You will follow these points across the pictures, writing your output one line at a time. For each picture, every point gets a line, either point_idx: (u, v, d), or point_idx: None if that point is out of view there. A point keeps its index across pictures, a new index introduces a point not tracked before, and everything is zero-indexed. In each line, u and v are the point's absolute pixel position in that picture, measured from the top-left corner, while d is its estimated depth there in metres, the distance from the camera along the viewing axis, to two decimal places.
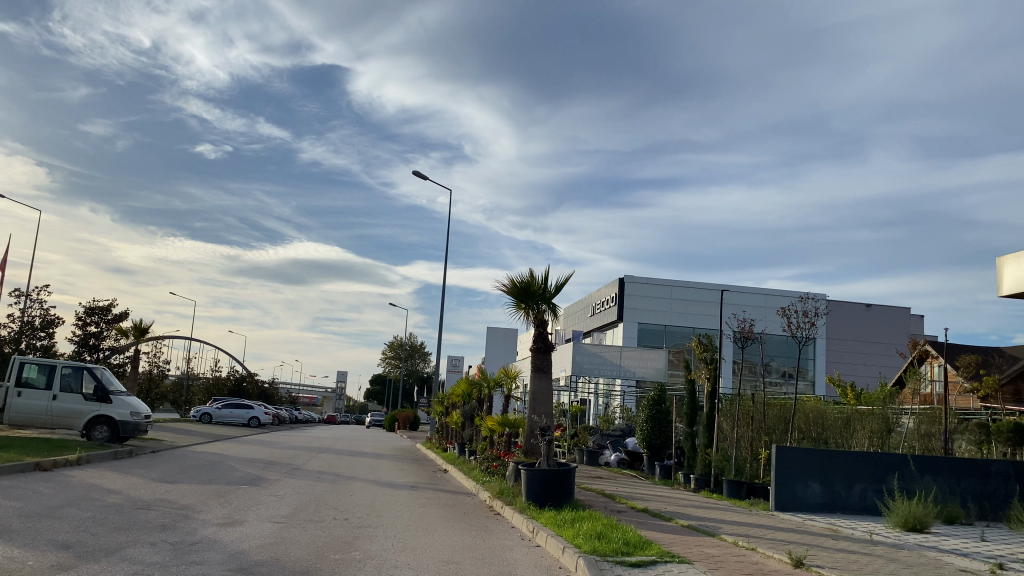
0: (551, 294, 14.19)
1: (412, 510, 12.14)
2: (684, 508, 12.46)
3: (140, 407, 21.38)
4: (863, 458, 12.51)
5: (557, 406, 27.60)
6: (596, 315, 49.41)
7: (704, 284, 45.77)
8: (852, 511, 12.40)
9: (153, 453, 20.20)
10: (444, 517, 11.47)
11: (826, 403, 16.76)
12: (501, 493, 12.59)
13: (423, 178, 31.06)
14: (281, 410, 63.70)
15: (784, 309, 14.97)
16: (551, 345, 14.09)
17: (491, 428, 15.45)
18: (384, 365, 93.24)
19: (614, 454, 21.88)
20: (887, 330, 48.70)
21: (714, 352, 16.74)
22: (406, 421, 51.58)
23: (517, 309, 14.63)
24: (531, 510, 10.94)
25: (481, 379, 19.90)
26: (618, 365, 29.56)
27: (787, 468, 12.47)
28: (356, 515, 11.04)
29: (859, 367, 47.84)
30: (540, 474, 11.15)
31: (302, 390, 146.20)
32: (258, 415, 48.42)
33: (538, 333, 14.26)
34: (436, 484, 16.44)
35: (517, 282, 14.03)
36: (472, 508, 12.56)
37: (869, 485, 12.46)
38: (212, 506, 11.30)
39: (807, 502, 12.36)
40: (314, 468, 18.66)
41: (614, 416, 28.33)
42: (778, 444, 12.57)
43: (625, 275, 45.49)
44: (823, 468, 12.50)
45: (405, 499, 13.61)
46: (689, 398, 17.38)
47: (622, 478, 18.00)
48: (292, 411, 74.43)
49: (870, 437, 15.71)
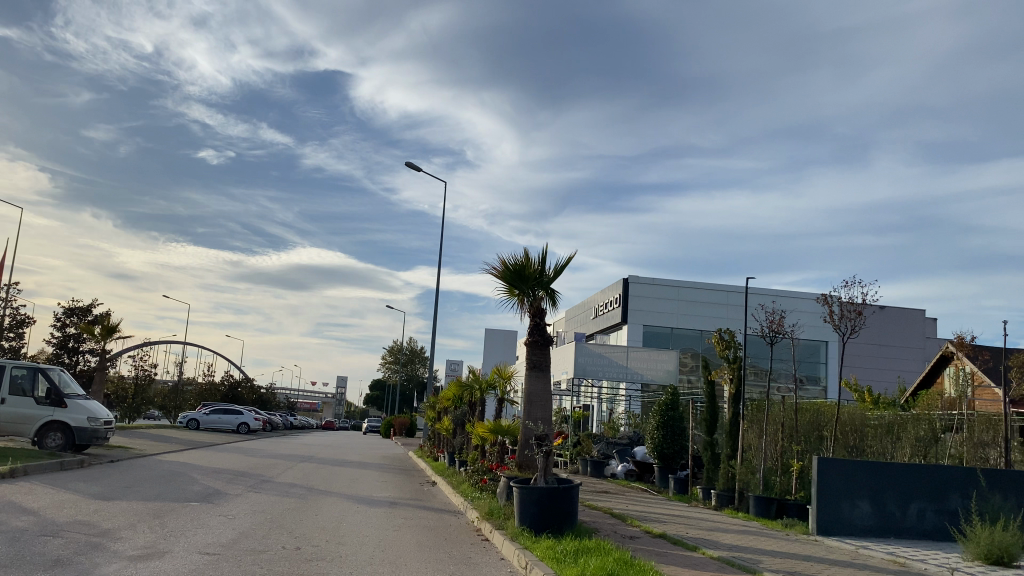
0: (550, 277, 11.96)
1: (383, 534, 10.18)
2: (709, 532, 10.48)
3: (100, 412, 19.40)
4: (920, 472, 10.55)
5: (559, 411, 25.61)
6: (600, 317, 47.39)
7: (712, 285, 43.82)
8: (908, 536, 10.42)
9: (110, 462, 18.20)
10: (421, 545, 9.54)
11: (864, 409, 14.82)
12: (491, 514, 10.65)
13: (415, 168, 29.47)
14: (274, 416, 61.76)
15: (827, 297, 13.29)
16: (550, 339, 12.06)
17: (482, 435, 13.51)
18: (383, 369, 91.13)
19: (621, 465, 19.95)
20: (904, 334, 46.67)
21: (738, 350, 14.89)
22: (402, 427, 49.66)
23: (509, 296, 12.48)
24: (525, 537, 8.98)
25: (473, 381, 17.92)
26: (625, 367, 27.57)
27: (831, 484, 10.47)
28: (311, 543, 9.08)
29: (875, 371, 45.89)
30: (536, 493, 9.17)
31: (301, 395, 144.07)
32: (247, 421, 46.35)
33: (534, 324, 12.18)
34: (419, 499, 14.43)
35: (509, 265, 11.84)
36: (458, 532, 10.62)
37: (928, 505, 10.48)
38: (139, 532, 9.33)
39: (855, 526, 10.36)
40: (286, 480, 16.66)
41: (619, 422, 26.34)
42: (819, 456, 10.57)
43: (630, 276, 43.56)
44: (874, 484, 10.52)
45: (380, 519, 11.62)
46: (708, 403, 15.47)
47: (631, 493, 16.01)
48: (287, 416, 72.42)
49: (916, 448, 13.91)
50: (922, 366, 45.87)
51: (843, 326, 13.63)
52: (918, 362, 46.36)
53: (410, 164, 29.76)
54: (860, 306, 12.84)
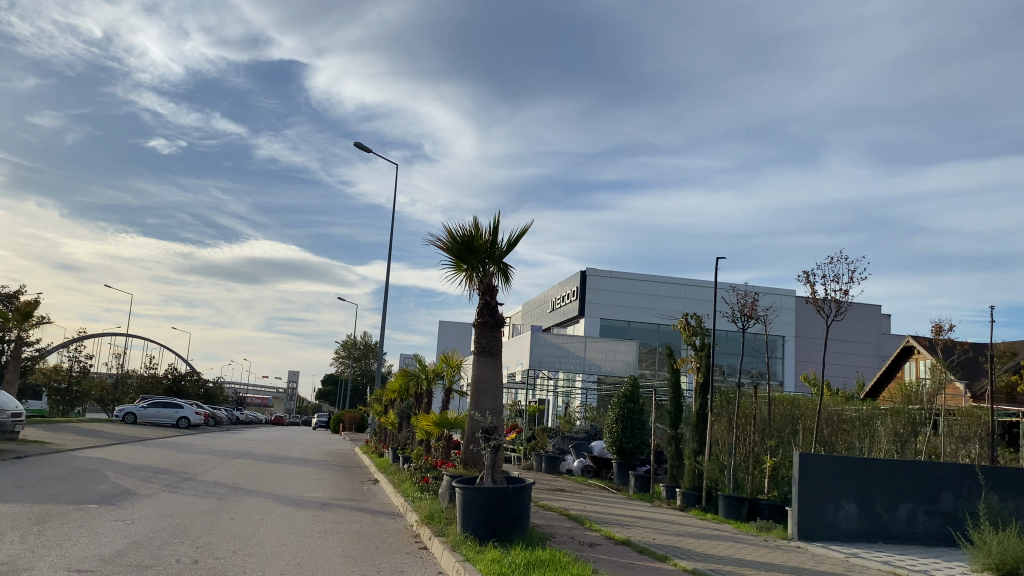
0: (503, 250, 10.57)
1: (306, 542, 8.79)
2: (678, 536, 9.30)
3: (6, 403, 17.56)
4: (909, 469, 9.50)
5: (513, 404, 24.35)
6: (556, 311, 46.21)
7: (670, 278, 42.93)
8: (897, 541, 9.36)
9: (16, 460, 16.39)
10: (346, 557, 8.14)
11: (840, 402, 13.85)
12: (432, 517, 9.32)
13: (360, 147, 27.79)
14: (218, 410, 59.39)
15: (808, 277, 12.32)
16: (501, 320, 10.73)
17: (425, 428, 12.15)
18: (336, 364, 88.93)
19: (578, 460, 18.82)
20: (860, 329, 46.40)
21: (705, 337, 13.83)
22: (352, 423, 47.99)
23: (457, 271, 11.00)
24: (467, 546, 7.67)
25: (419, 370, 16.49)
26: (583, 358, 26.36)
27: (814, 482, 9.35)
28: (211, 555, 7.65)
29: (832, 367, 45.51)
30: (480, 496, 7.85)
31: (252, 390, 141.01)
32: (187, 415, 44.21)
33: (485, 302, 10.77)
34: (354, 500, 13.04)
35: (456, 235, 10.38)
36: (395, 539, 9.31)
37: (919, 506, 9.45)
38: (4, 542, 7.79)
39: (840, 529, 9.27)
40: (209, 479, 15.08)
41: (575, 415, 25.19)
42: (801, 450, 9.42)
43: (587, 268, 42.48)
44: (858, 483, 9.43)
45: (306, 523, 10.23)
46: (672, 394, 14.31)
47: (589, 491, 14.78)
48: (234, 411, 69.94)
49: (894, 441, 13.10)
50: (878, 362, 45.63)
51: (825, 309, 12.58)
52: (874, 358, 46.12)
53: (357, 142, 28.11)
54: (846, 287, 11.86)
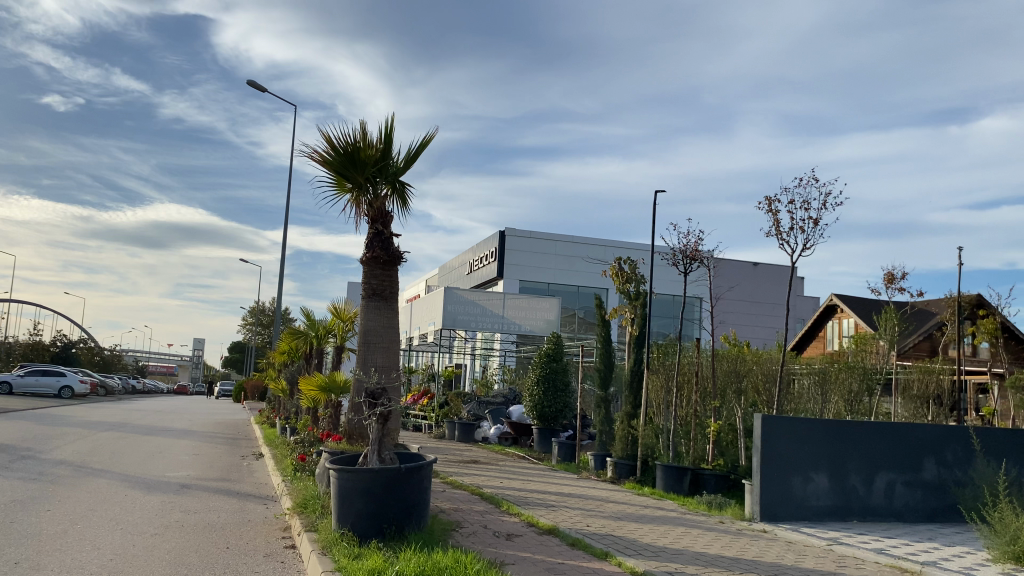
0: (397, 165, 8.56)
1: (131, 544, 6.57)
2: (619, 523, 7.46)
3: None
4: (888, 434, 7.97)
5: (424, 368, 22.35)
6: (473, 273, 44.15)
7: (590, 239, 41.37)
8: (874, 518, 7.83)
9: None
10: (177, 566, 5.95)
11: (788, 359, 12.36)
12: (306, 505, 7.26)
13: (257, 87, 24.92)
14: (111, 379, 55.37)
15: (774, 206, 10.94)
16: (396, 256, 8.69)
17: (310, 393, 10.02)
18: (244, 330, 84.89)
19: (495, 427, 17.05)
20: (776, 290, 46.10)
21: (640, 285, 12.13)
22: (256, 390, 45.09)
23: (342, 192, 8.85)
24: (342, 549, 5.65)
25: (307, 327, 14.26)
26: (501, 317, 24.53)
27: (779, 450, 7.67)
28: None
29: (749, 329, 45.13)
30: (360, 480, 5.82)
31: (153, 359, 134.62)
32: (72, 385, 40.45)
33: (376, 232, 8.69)
34: (225, 480, 10.81)
35: (337, 143, 8.23)
36: (258, 533, 7.22)
37: (898, 476, 7.95)
38: None
39: (811, 507, 7.67)
40: (55, 458, 12.53)
41: (492, 379, 23.38)
42: (763, 414, 7.71)
43: (506, 228, 40.55)
44: (831, 450, 7.81)
45: (146, 515, 7.99)
46: (601, 351, 12.51)
47: (506, 462, 13.00)
48: (130, 380, 65.59)
49: (844, 399, 11.60)
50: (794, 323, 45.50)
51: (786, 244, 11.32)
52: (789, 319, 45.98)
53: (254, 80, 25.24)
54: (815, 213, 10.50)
